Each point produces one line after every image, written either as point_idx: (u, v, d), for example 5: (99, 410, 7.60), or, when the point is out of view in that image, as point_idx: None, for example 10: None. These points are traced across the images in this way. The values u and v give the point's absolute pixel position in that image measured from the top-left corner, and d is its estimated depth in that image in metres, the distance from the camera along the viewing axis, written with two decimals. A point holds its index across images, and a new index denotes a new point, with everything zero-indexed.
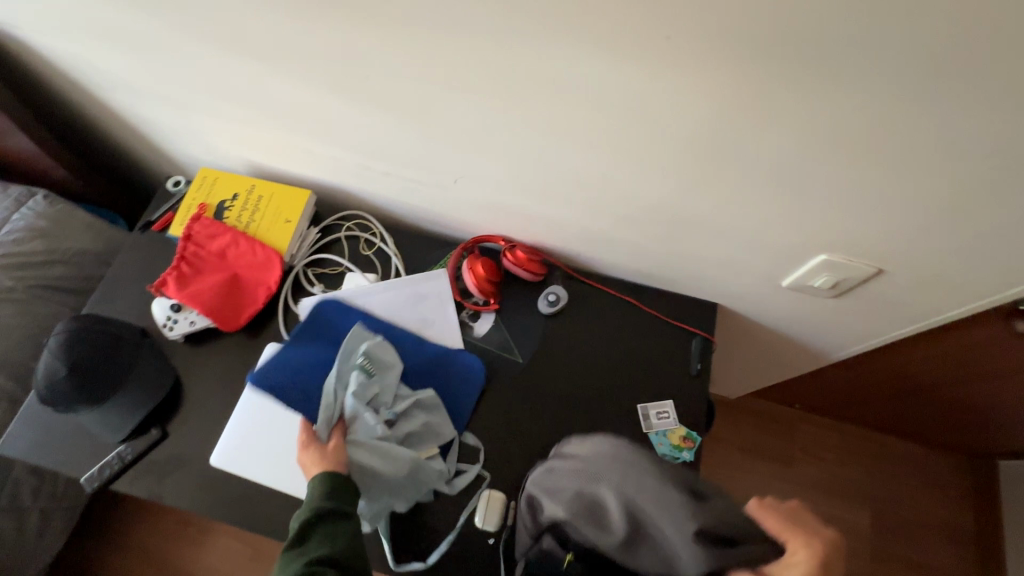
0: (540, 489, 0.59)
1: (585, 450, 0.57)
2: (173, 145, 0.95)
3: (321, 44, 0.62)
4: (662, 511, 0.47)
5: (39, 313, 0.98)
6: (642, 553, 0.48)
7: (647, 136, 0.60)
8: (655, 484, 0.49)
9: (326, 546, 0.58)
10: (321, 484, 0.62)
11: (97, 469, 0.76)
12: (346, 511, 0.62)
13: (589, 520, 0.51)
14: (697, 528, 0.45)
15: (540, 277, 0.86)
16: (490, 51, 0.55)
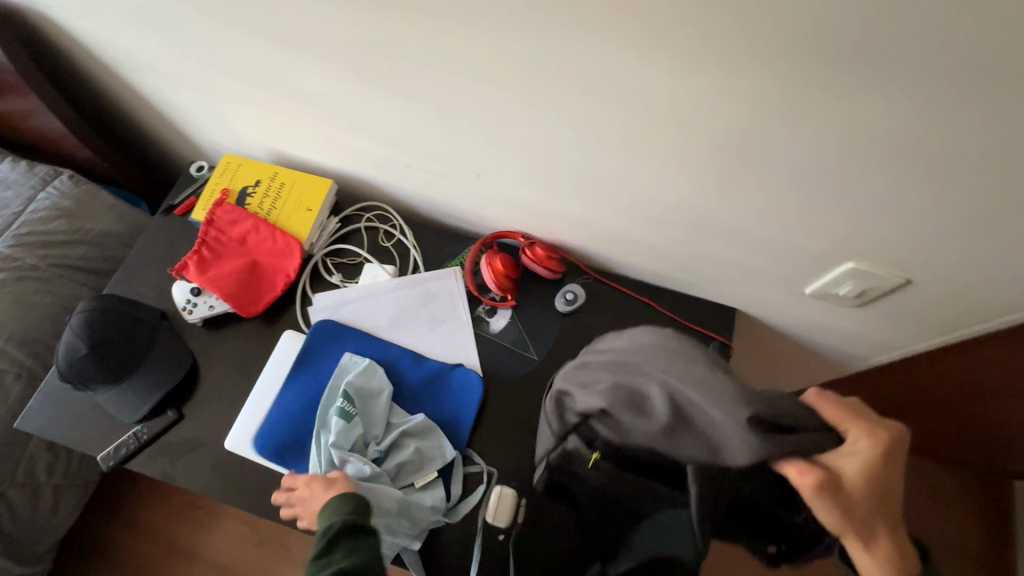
0: (570, 386, 0.54)
1: (626, 344, 0.50)
2: (197, 130, 0.96)
3: (352, 31, 0.61)
4: (711, 398, 0.42)
5: (61, 291, 0.99)
6: (684, 438, 0.44)
7: (677, 137, 0.59)
8: (708, 375, 0.43)
9: (350, 555, 0.54)
10: (336, 505, 0.60)
11: (113, 447, 0.77)
12: (367, 526, 0.58)
13: (628, 408, 0.46)
14: (750, 415, 0.40)
15: (558, 275, 0.85)
16: (522, 45, 0.55)
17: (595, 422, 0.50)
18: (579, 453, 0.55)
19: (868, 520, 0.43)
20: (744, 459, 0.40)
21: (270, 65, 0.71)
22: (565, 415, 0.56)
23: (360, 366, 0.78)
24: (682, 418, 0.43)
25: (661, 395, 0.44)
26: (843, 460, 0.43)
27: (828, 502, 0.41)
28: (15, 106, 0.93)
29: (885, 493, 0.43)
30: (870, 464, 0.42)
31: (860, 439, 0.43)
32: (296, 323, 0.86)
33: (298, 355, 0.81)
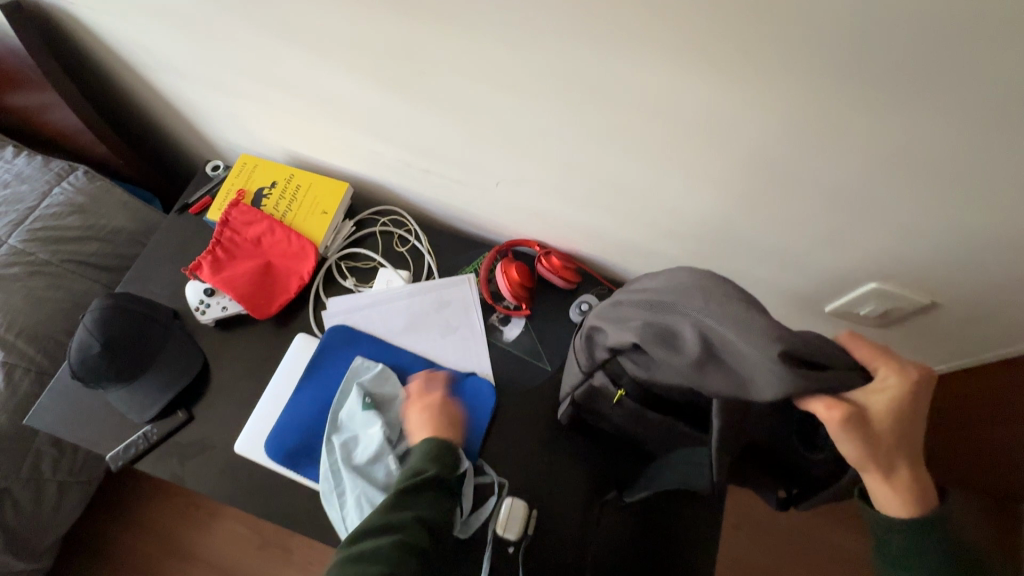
0: (604, 324, 0.62)
1: (659, 284, 0.57)
2: (214, 129, 0.96)
3: (378, 36, 0.60)
4: (744, 333, 0.48)
5: (73, 287, 0.99)
6: (711, 369, 0.51)
7: (704, 152, 0.59)
8: (742, 312, 0.49)
9: (430, 510, 0.59)
10: (438, 449, 0.66)
11: (122, 448, 0.76)
12: (451, 492, 0.63)
13: (663, 344, 0.53)
14: (779, 350, 0.46)
15: (573, 285, 0.84)
16: (551, 56, 0.54)
17: (625, 358, 0.61)
18: (606, 388, 0.65)
19: (885, 450, 0.50)
20: (772, 393, 0.47)
21: (293, 67, 0.71)
22: (595, 352, 0.65)
23: (372, 371, 0.77)
24: (713, 352, 0.50)
25: (695, 331, 0.51)
26: (872, 399, 0.49)
27: (853, 436, 0.48)
28: (33, 101, 0.93)
29: (905, 430, 0.50)
30: (896, 403, 0.49)
31: (891, 380, 0.49)
32: (309, 326, 0.85)
33: (310, 361, 0.80)
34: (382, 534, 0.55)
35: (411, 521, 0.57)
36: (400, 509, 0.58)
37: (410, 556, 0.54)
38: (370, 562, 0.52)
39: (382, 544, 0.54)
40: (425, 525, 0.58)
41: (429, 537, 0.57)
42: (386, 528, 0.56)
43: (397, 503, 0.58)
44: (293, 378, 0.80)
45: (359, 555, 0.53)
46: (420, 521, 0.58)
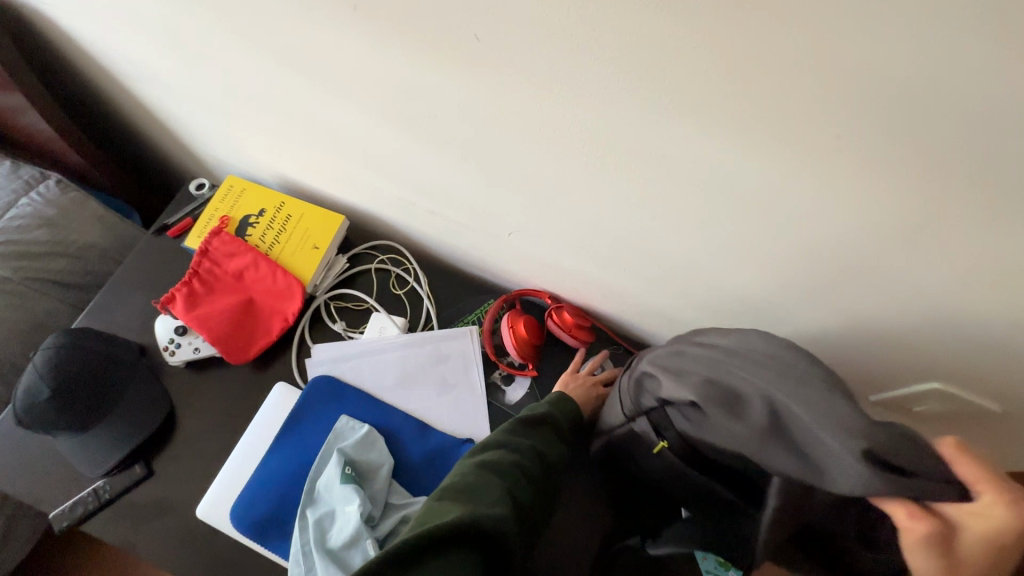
0: (656, 368, 0.54)
1: (728, 342, 0.49)
2: (201, 145, 0.87)
3: (378, 70, 0.52)
4: (825, 416, 0.38)
5: (34, 308, 0.89)
6: (779, 453, 0.41)
7: (753, 239, 0.50)
8: (824, 394, 0.39)
9: (543, 444, 0.60)
10: (564, 398, 0.66)
11: (68, 505, 0.68)
12: (564, 438, 0.63)
13: (720, 405, 0.45)
14: (864, 449, 0.35)
15: (584, 344, 0.76)
16: (587, 115, 0.46)
17: (674, 409, 0.53)
18: (646, 435, 0.57)
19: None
20: (848, 489, 0.36)
21: (286, 92, 0.63)
22: (641, 398, 0.57)
23: (358, 434, 0.69)
24: (778, 429, 0.41)
25: (763, 401, 0.42)
26: (964, 518, 0.33)
27: (929, 557, 0.34)
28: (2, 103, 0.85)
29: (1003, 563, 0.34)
30: (1003, 534, 0.32)
31: (996, 502, 0.32)
32: (290, 374, 0.76)
33: (289, 415, 0.72)
34: (498, 452, 0.56)
35: (527, 449, 0.58)
36: (518, 436, 0.59)
37: (521, 474, 0.55)
38: (491, 471, 0.53)
39: (502, 458, 0.55)
40: (539, 454, 0.58)
41: (539, 467, 0.58)
42: (502, 448, 0.57)
43: (515, 431, 0.59)
44: (266, 434, 0.72)
45: (478, 465, 0.54)
46: (532, 452, 0.58)
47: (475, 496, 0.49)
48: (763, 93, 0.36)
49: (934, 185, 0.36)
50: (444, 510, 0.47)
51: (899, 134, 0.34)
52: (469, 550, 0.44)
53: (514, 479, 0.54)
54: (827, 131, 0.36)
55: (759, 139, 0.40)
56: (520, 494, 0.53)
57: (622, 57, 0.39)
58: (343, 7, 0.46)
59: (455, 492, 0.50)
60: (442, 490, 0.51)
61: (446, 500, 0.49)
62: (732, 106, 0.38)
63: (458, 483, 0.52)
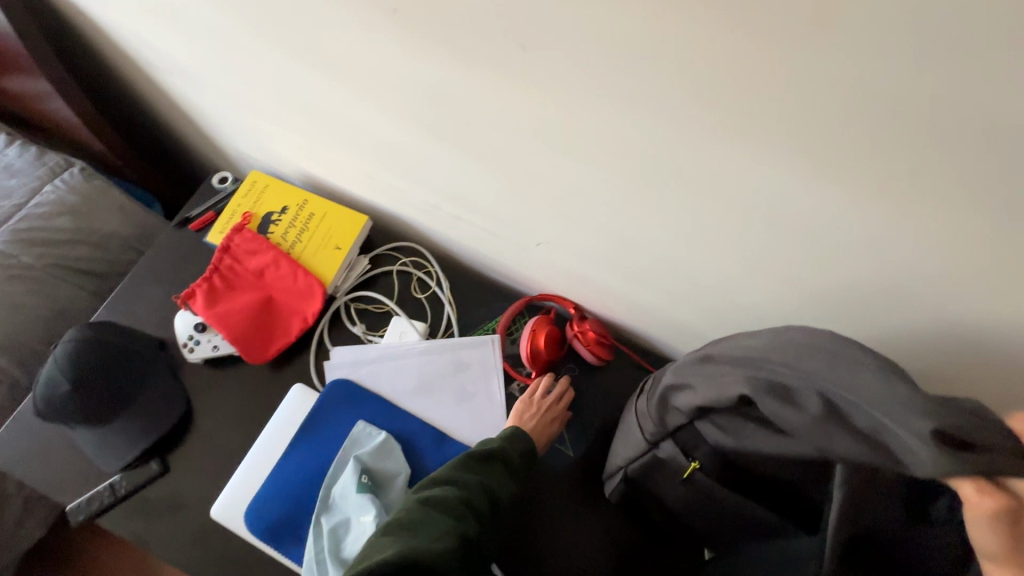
0: (679, 379, 0.50)
1: (756, 337, 0.44)
2: (225, 138, 0.86)
3: (409, 73, 0.50)
4: (884, 396, 0.33)
5: (54, 295, 0.89)
6: (845, 448, 0.36)
7: (800, 270, 0.48)
8: (875, 376, 0.34)
9: (495, 482, 0.57)
10: (519, 434, 0.63)
11: (84, 499, 0.68)
12: (518, 475, 0.60)
13: (768, 400, 0.40)
14: (935, 427, 0.30)
15: (603, 361, 0.74)
16: (632, 133, 0.43)
17: (709, 419, 0.50)
18: (674, 460, 0.56)
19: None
20: (923, 475, 0.30)
21: (314, 90, 0.61)
22: (665, 417, 0.55)
23: (374, 441, 0.68)
24: (835, 418, 0.36)
25: (812, 392, 0.37)
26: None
27: (995, 537, 0.29)
28: (28, 89, 0.84)
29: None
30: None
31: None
32: (308, 375, 0.76)
33: (306, 418, 0.71)
34: (445, 487, 0.53)
35: (475, 485, 0.55)
36: (467, 472, 0.56)
37: (466, 511, 0.52)
38: (434, 507, 0.50)
39: (451, 494, 0.52)
40: (488, 491, 0.55)
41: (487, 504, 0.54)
42: (449, 483, 0.54)
43: (462, 467, 0.57)
44: (282, 436, 0.71)
45: (422, 502, 0.51)
46: (480, 487, 0.55)
47: (417, 532, 0.47)
48: (833, 121, 0.33)
49: (1014, 234, 0.33)
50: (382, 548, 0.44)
51: (981, 174, 0.31)
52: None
53: (458, 516, 0.50)
54: (900, 167, 0.34)
55: (821, 168, 0.37)
56: (464, 532, 0.49)
57: (679, 76, 0.37)
58: (381, 10, 0.44)
59: (395, 530, 0.47)
60: (384, 528, 0.48)
61: (381, 540, 0.46)
62: (795, 132, 0.36)
63: (400, 520, 0.49)
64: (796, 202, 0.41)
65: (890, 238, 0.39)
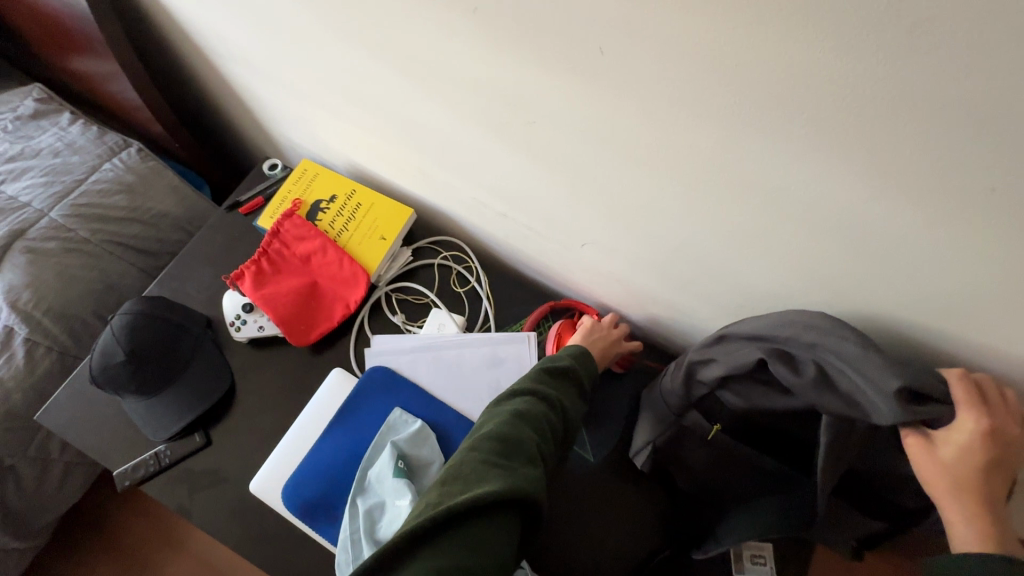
0: (702, 355, 0.53)
1: (761, 314, 0.49)
2: (279, 126, 0.89)
3: (476, 71, 0.51)
4: (865, 361, 0.40)
5: (107, 269, 0.93)
6: (832, 409, 0.43)
7: (854, 286, 0.48)
8: (861, 347, 0.40)
9: (567, 399, 0.57)
10: (586, 353, 0.63)
11: (132, 466, 0.71)
12: (584, 396, 0.60)
13: (775, 367, 0.46)
14: (899, 386, 0.38)
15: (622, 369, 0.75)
16: (697, 141, 0.44)
17: (728, 387, 0.53)
18: (697, 426, 0.60)
19: (976, 498, 0.39)
20: (885, 421, 0.39)
21: (376, 82, 0.62)
22: (691, 387, 0.57)
23: (410, 429, 0.69)
24: (825, 384, 0.43)
25: (809, 359, 0.44)
26: (951, 432, 0.39)
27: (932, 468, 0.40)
28: (98, 70, 0.88)
29: (999, 471, 0.40)
30: (979, 443, 0.39)
31: (971, 418, 0.39)
32: (347, 361, 0.78)
33: (343, 402, 0.73)
34: (528, 404, 0.53)
35: (553, 403, 0.55)
36: (544, 388, 0.55)
37: (547, 430, 0.51)
38: (522, 421, 0.50)
39: (534, 410, 0.52)
40: (562, 408, 0.55)
41: (562, 423, 0.55)
42: (531, 397, 0.54)
43: (536, 383, 0.56)
44: (321, 418, 0.73)
45: (513, 416, 0.50)
46: (559, 406, 0.55)
47: (513, 455, 0.46)
48: (909, 138, 0.34)
49: None
50: (495, 470, 0.43)
51: None
52: (512, 517, 0.41)
53: (541, 436, 0.50)
54: (978, 185, 0.34)
55: (894, 184, 0.37)
56: (546, 451, 0.50)
57: (759, 86, 0.37)
58: (462, 8, 0.46)
59: (493, 449, 0.46)
60: (482, 443, 0.47)
61: (487, 458, 0.45)
62: (872, 148, 0.36)
63: (494, 436, 0.48)
64: (861, 217, 0.41)
65: (954, 258, 0.39)
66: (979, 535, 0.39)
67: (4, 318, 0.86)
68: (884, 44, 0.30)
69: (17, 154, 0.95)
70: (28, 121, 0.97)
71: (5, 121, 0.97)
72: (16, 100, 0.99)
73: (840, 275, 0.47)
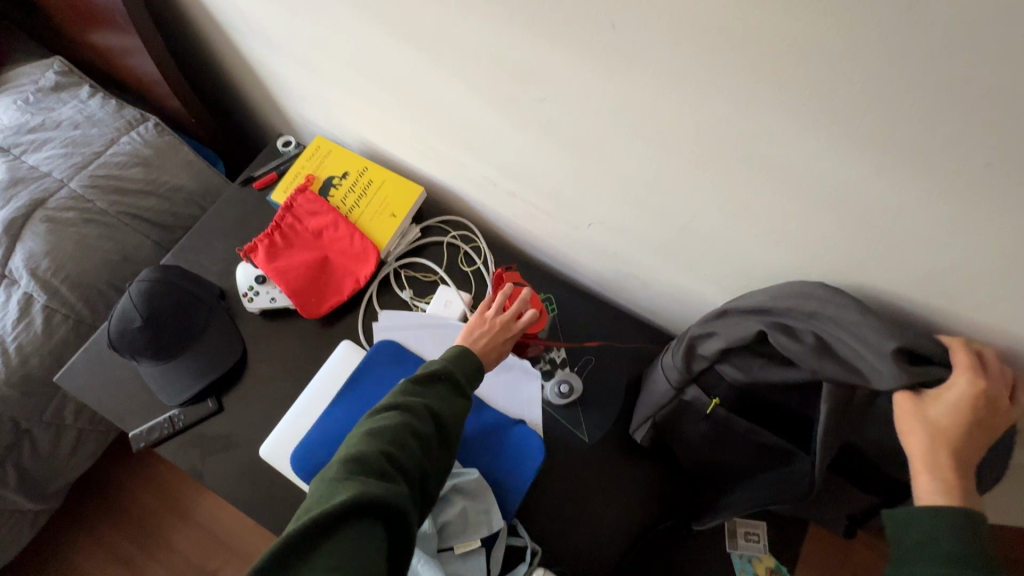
0: (704, 329, 0.56)
1: (760, 292, 0.52)
2: (293, 103, 0.90)
3: (488, 45, 0.53)
4: (862, 327, 0.43)
5: (123, 241, 0.95)
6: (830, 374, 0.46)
7: (852, 266, 0.49)
8: (861, 313, 0.44)
9: (439, 403, 0.55)
10: (465, 354, 0.60)
11: (146, 428, 0.73)
12: (465, 394, 0.58)
13: (775, 336, 0.48)
14: (896, 347, 0.42)
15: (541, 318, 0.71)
16: (709, 119, 0.45)
17: (728, 360, 0.55)
18: (696, 401, 0.60)
19: (949, 457, 0.42)
20: (886, 384, 0.42)
21: (389, 58, 0.64)
22: (691, 363, 0.58)
23: None
24: (825, 352, 0.46)
25: (808, 329, 0.46)
26: (943, 391, 0.42)
27: (913, 423, 0.42)
28: (118, 45, 0.90)
29: (982, 438, 0.42)
30: (968, 402, 0.41)
31: (964, 378, 0.41)
32: (356, 334, 0.79)
33: (352, 372, 0.74)
34: (387, 416, 0.51)
35: (417, 408, 0.53)
36: (409, 396, 0.54)
37: (410, 438, 0.50)
38: (375, 438, 0.48)
39: (392, 423, 0.50)
40: (431, 413, 0.53)
41: (434, 427, 0.53)
42: (392, 410, 0.52)
43: (402, 393, 0.54)
44: (330, 388, 0.75)
45: (365, 435, 0.49)
46: (422, 409, 0.53)
47: (359, 473, 0.44)
48: (908, 115, 0.35)
49: None
50: (335, 491, 0.41)
51: None
52: (361, 531, 0.39)
53: (400, 445, 0.49)
54: (975, 160, 0.35)
55: (899, 165, 0.38)
56: (408, 460, 0.48)
57: (766, 61, 0.38)
58: None
59: (342, 469, 0.45)
60: (332, 467, 0.45)
61: (331, 480, 0.43)
62: (882, 128, 0.37)
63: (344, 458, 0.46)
64: (869, 197, 0.42)
65: (954, 238, 0.40)
66: (947, 494, 0.41)
67: (25, 286, 0.89)
68: (901, 23, 0.31)
69: (38, 125, 0.97)
70: (48, 94, 0.99)
71: (27, 93, 0.99)
72: (37, 73, 1.01)
73: (843, 256, 0.48)
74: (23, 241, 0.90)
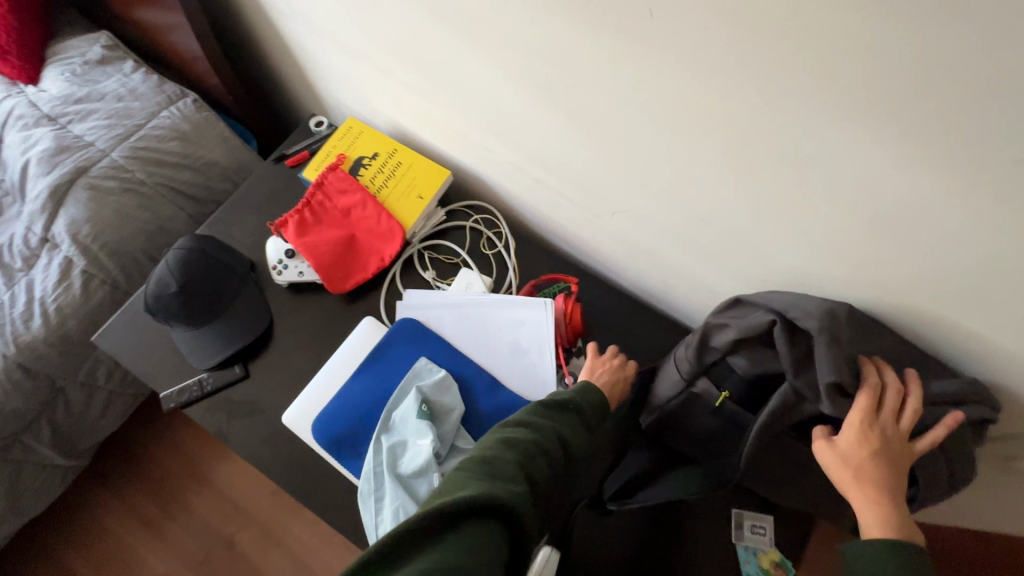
0: (718, 320, 0.57)
1: (777, 293, 0.53)
2: (329, 84, 0.93)
3: (526, 28, 0.53)
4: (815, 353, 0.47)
5: (159, 211, 0.99)
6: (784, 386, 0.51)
7: (876, 263, 0.49)
8: (824, 341, 0.46)
9: (568, 429, 0.56)
10: (591, 388, 0.62)
11: (177, 390, 0.76)
12: (588, 427, 0.60)
13: (777, 332, 0.50)
14: (832, 380, 0.47)
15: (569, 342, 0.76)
16: (738, 106, 0.45)
17: (741, 353, 0.56)
18: (706, 394, 0.61)
19: (875, 490, 0.48)
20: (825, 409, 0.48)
21: (426, 41, 0.65)
22: (703, 355, 0.59)
23: (434, 377, 0.72)
24: (806, 363, 0.49)
25: (805, 338, 0.50)
26: (846, 432, 0.49)
27: (838, 468, 0.49)
28: (163, 21, 0.92)
29: (893, 468, 0.48)
30: (866, 440, 0.48)
31: (857, 419, 0.48)
32: (378, 312, 0.82)
33: (372, 348, 0.77)
34: (519, 430, 0.53)
35: (548, 430, 0.55)
36: (541, 417, 0.56)
37: (541, 454, 0.52)
38: (510, 447, 0.50)
39: (525, 438, 0.52)
40: (562, 440, 0.55)
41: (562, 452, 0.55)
42: (525, 426, 0.54)
43: (537, 413, 0.57)
44: (351, 361, 0.77)
45: (503, 442, 0.51)
46: (555, 433, 0.55)
47: (493, 473, 0.46)
48: (937, 111, 0.35)
49: None
50: (464, 486, 0.43)
51: None
52: (496, 528, 0.40)
53: (530, 459, 0.50)
54: (1008, 158, 0.35)
55: (929, 162, 0.38)
56: (536, 476, 0.50)
57: (798, 53, 0.38)
58: None
59: (475, 468, 0.46)
60: (465, 464, 0.47)
61: (473, 472, 0.45)
62: (912, 122, 0.37)
63: (478, 458, 0.48)
64: (896, 191, 0.42)
65: (978, 237, 0.40)
66: (877, 524, 0.48)
67: (66, 250, 0.93)
68: (939, 13, 0.31)
69: (84, 96, 1.00)
70: (94, 66, 1.03)
71: (74, 65, 1.03)
72: (84, 46, 1.05)
73: (865, 252, 0.48)
74: (66, 207, 0.94)
